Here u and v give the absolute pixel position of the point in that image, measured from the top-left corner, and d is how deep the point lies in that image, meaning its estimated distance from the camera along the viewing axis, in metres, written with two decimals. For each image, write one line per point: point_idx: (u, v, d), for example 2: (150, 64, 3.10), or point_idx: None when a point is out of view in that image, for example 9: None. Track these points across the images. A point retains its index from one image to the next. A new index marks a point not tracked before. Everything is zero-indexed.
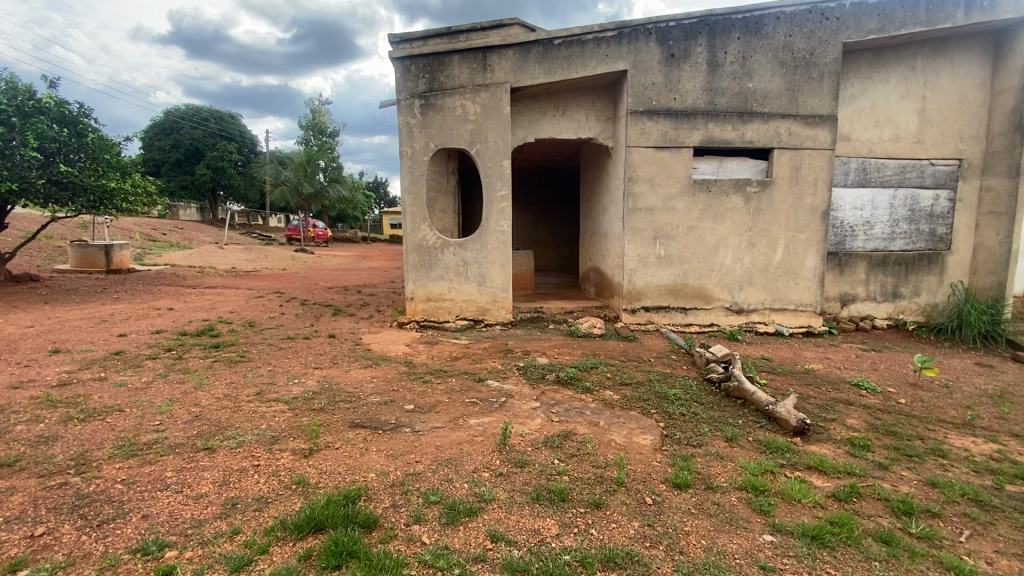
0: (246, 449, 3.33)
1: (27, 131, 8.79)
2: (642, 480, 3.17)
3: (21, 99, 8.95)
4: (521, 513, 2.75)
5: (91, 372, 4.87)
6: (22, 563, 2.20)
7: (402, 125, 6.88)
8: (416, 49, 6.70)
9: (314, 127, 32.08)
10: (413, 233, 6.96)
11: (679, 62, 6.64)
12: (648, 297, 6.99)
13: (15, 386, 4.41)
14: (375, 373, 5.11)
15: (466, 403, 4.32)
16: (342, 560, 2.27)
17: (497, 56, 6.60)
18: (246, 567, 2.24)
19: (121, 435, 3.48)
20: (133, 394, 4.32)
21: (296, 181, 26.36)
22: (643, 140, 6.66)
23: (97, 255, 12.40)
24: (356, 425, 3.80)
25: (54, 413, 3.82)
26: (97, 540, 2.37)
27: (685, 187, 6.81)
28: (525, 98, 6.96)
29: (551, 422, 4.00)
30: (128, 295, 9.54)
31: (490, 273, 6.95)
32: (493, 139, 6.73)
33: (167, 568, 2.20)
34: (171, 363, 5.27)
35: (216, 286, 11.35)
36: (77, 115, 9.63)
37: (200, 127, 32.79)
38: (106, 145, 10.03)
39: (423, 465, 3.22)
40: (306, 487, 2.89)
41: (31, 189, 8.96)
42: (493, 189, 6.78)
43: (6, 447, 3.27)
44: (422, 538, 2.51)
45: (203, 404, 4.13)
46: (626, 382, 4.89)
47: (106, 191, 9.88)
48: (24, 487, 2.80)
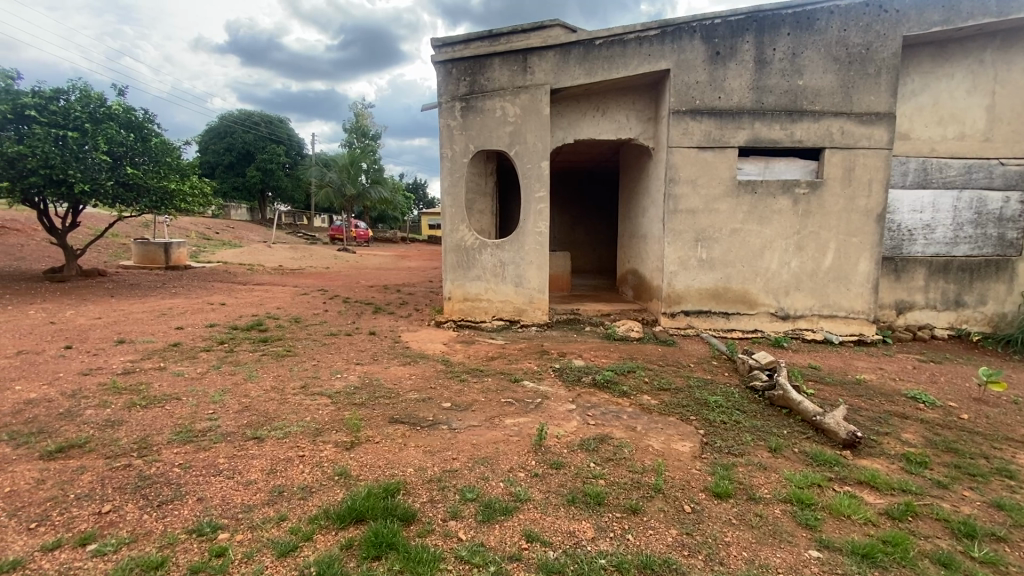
0: (292, 440, 3.46)
1: (98, 135, 9.44)
2: (681, 487, 3.10)
3: (94, 106, 9.64)
4: (556, 515, 2.75)
5: (151, 362, 5.18)
6: (91, 537, 2.36)
7: (443, 128, 7.02)
8: (458, 53, 6.82)
9: (357, 130, 32.95)
10: (452, 234, 7.07)
11: (725, 60, 6.46)
12: (688, 301, 6.83)
13: (85, 373, 4.74)
14: (412, 370, 5.21)
15: (502, 403, 4.34)
16: (382, 551, 2.33)
17: (538, 57, 6.62)
18: (291, 552, 2.32)
19: (179, 422, 3.69)
20: (188, 384, 4.56)
21: (339, 183, 27.26)
22: (686, 140, 6.51)
23: (157, 252, 13.16)
24: (395, 421, 3.89)
25: (119, 399, 4.09)
26: (157, 520, 2.52)
27: (729, 188, 6.61)
28: (565, 99, 6.93)
29: (587, 424, 3.97)
30: (184, 291, 10.09)
31: (527, 273, 6.94)
32: (533, 140, 6.73)
33: (219, 549, 2.30)
34: (224, 355, 5.55)
35: (264, 283, 11.85)
36: (142, 121, 10.36)
37: (252, 131, 34.32)
38: (167, 149, 10.72)
39: (459, 462, 3.26)
40: (348, 478, 2.98)
41: (101, 190, 9.52)
42: (532, 190, 6.78)
43: (78, 429, 3.52)
44: (458, 534, 2.54)
45: (252, 395, 4.32)
46: (664, 388, 4.79)
47: (167, 193, 10.52)
48: (93, 467, 3.01)
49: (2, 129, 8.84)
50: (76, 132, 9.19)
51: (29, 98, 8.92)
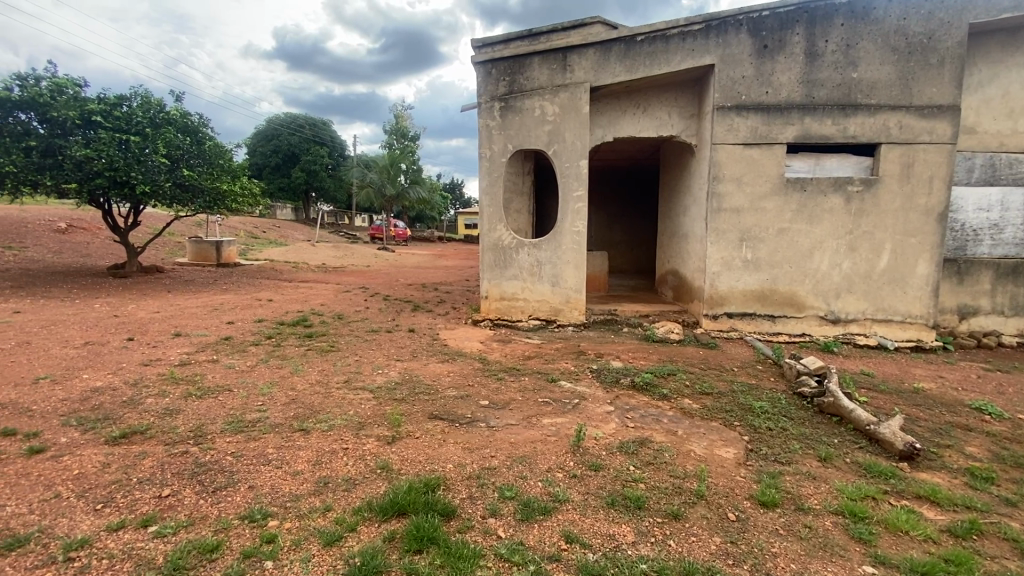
0: (336, 433, 3.56)
1: (157, 139, 10.02)
2: (724, 494, 3.01)
3: (154, 111, 10.28)
4: (595, 517, 2.72)
5: (205, 355, 5.44)
6: (152, 519, 2.50)
7: (482, 128, 7.07)
8: (498, 53, 6.86)
9: (397, 131, 33.60)
10: (490, 233, 7.11)
11: (773, 53, 6.23)
12: (731, 303, 6.63)
13: (146, 364, 5.03)
14: (451, 367, 5.27)
15: (539, 402, 4.33)
16: (423, 545, 2.36)
17: (578, 55, 6.57)
18: (337, 542, 2.39)
19: (231, 412, 3.86)
20: (239, 376, 4.77)
21: (380, 183, 27.93)
22: (730, 137, 6.31)
23: (209, 250, 13.83)
24: (434, 417, 3.94)
25: (177, 389, 4.33)
26: (212, 505, 2.64)
27: (777, 186, 6.37)
28: (605, 97, 6.85)
29: (626, 427, 3.91)
30: (234, 287, 10.55)
31: (564, 273, 6.89)
32: (571, 138, 6.67)
33: (270, 535, 2.39)
34: (272, 349, 5.78)
35: (308, 280, 12.27)
36: (197, 125, 10.98)
37: (298, 134, 35.57)
38: (220, 152, 11.27)
39: (498, 460, 3.27)
40: (390, 472, 3.04)
41: (160, 191, 10.04)
42: (570, 189, 6.72)
43: (140, 416, 3.74)
44: (498, 532, 2.54)
45: (299, 388, 4.47)
46: (706, 392, 4.66)
47: (220, 193, 11.03)
48: (154, 453, 3.18)
49: (72, 134, 9.44)
50: (138, 136, 9.77)
51: (96, 105, 9.51)
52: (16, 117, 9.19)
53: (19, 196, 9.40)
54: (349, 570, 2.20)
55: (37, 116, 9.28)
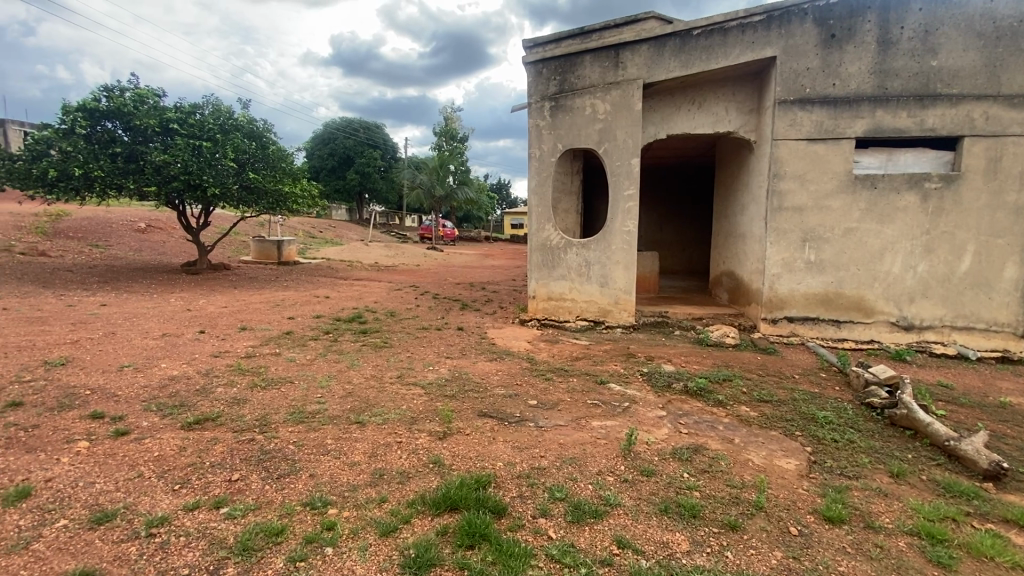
0: (390, 426, 3.66)
1: (227, 145, 10.68)
2: (785, 507, 2.86)
3: (224, 118, 10.98)
4: (648, 523, 2.65)
5: (268, 348, 5.74)
6: (223, 501, 2.66)
7: (532, 128, 7.08)
8: (549, 52, 6.85)
9: (446, 133, 34.19)
10: (539, 233, 7.11)
11: (841, 43, 5.89)
12: (792, 306, 6.31)
13: (216, 355, 5.37)
14: (499, 366, 5.31)
15: (588, 404, 4.28)
16: (475, 541, 2.39)
17: (631, 52, 6.45)
18: (392, 533, 2.45)
19: (292, 403, 4.06)
20: (300, 369, 5.01)
21: (429, 184, 28.58)
22: (793, 132, 6.00)
23: (271, 249, 14.57)
24: (484, 415, 3.98)
25: (244, 379, 4.59)
26: (276, 491, 2.78)
27: (844, 183, 6.00)
28: (658, 93, 6.69)
29: (679, 433, 3.80)
30: (294, 284, 11.06)
31: (613, 273, 6.77)
32: (623, 136, 6.55)
33: (330, 523, 2.49)
34: (329, 344, 6.02)
35: (362, 279, 12.69)
36: (262, 130, 11.61)
37: (353, 137, 36.94)
38: (283, 156, 11.86)
39: (547, 460, 3.27)
40: (441, 467, 3.10)
41: (228, 193, 10.67)
42: (621, 188, 6.60)
43: (212, 404, 3.99)
44: (548, 532, 2.53)
45: (355, 382, 4.64)
46: (764, 400, 4.45)
47: (282, 194, 11.61)
48: (224, 439, 3.38)
49: (151, 140, 10.19)
50: (210, 141, 10.44)
51: (173, 113, 10.25)
52: (103, 126, 10.01)
53: (106, 199, 10.22)
54: (404, 561, 2.25)
55: (121, 125, 10.08)
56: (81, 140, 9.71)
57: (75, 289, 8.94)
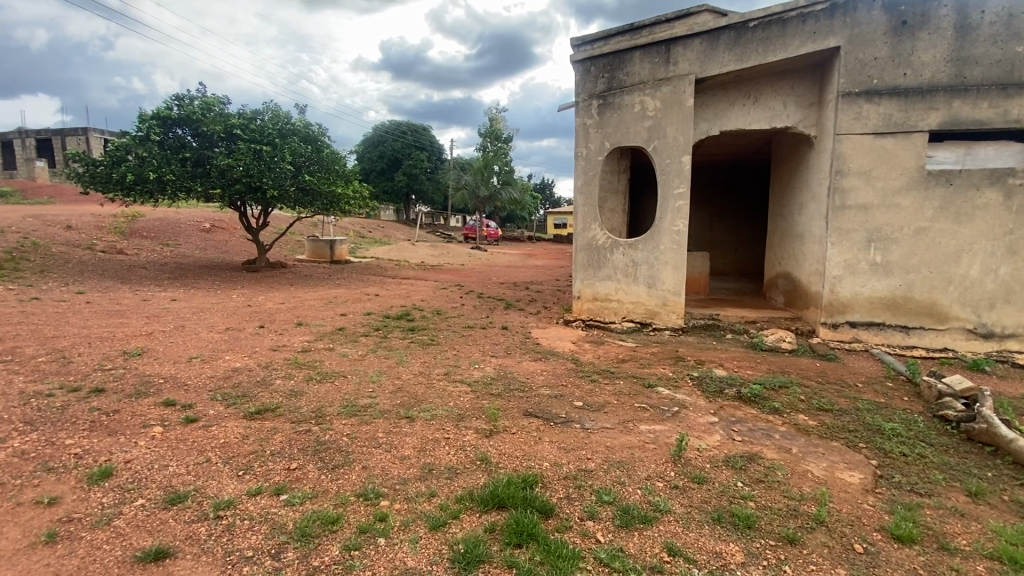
0: (438, 422, 3.72)
1: (285, 149, 11.19)
2: (849, 523, 2.71)
3: (283, 123, 11.53)
4: (700, 532, 2.57)
5: (323, 343, 5.98)
6: (283, 489, 2.79)
7: (579, 126, 7.02)
8: (597, 50, 6.78)
9: (491, 134, 34.45)
10: (584, 233, 7.05)
11: (913, 30, 5.51)
12: (855, 311, 5.96)
13: (275, 349, 5.64)
14: (544, 366, 5.30)
15: (636, 407, 4.20)
16: (523, 540, 2.39)
17: (682, 47, 6.29)
18: (441, 527, 2.49)
19: (346, 397, 4.21)
20: (352, 364, 5.18)
21: (474, 185, 28.90)
22: (858, 126, 5.67)
23: (324, 248, 15.15)
24: (530, 414, 3.99)
25: (301, 373, 4.81)
26: (331, 481, 2.88)
27: (915, 180, 5.61)
28: (711, 88, 6.48)
29: (732, 440, 3.67)
30: (345, 282, 11.46)
31: (661, 274, 6.61)
32: (673, 134, 6.39)
33: (382, 514, 2.56)
34: (379, 340, 6.20)
35: (409, 278, 12.99)
36: (317, 134, 12.10)
37: (401, 139, 37.90)
38: (336, 159, 12.32)
39: (595, 463, 3.23)
40: (489, 464, 3.13)
41: (286, 194, 11.18)
42: (670, 186, 6.44)
43: (272, 395, 4.20)
44: (597, 535, 2.50)
45: (404, 378, 4.76)
46: (824, 408, 4.23)
47: (335, 196, 12.06)
48: (283, 430, 3.55)
49: (217, 145, 10.82)
50: (269, 145, 10.98)
51: (237, 119, 10.88)
52: (175, 132, 10.73)
53: (176, 201, 10.93)
54: (453, 556, 2.28)
55: (191, 131, 10.77)
56: (155, 146, 10.43)
57: (149, 284, 9.61)
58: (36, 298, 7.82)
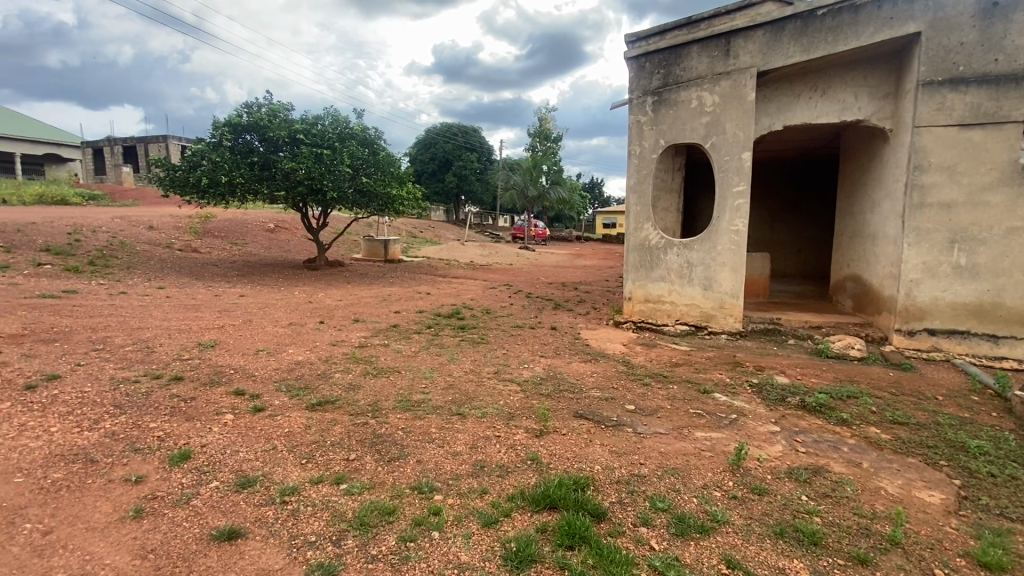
0: (489, 420, 3.76)
1: (344, 152, 11.66)
2: (929, 546, 2.50)
3: (342, 127, 12.01)
4: (761, 546, 2.46)
5: (377, 339, 6.18)
6: (342, 478, 2.90)
7: (633, 124, 6.89)
8: (653, 46, 6.63)
9: (540, 134, 34.41)
10: (637, 233, 6.91)
11: (1006, 11, 5.04)
12: (934, 317, 5.51)
13: (334, 344, 5.88)
14: (594, 368, 5.24)
15: (690, 413, 4.07)
16: (575, 542, 2.37)
17: (743, 39, 6.03)
18: (493, 524, 2.52)
19: (400, 392, 4.33)
20: (406, 360, 5.33)
21: (523, 185, 28.95)
22: (942, 118, 5.24)
23: (379, 247, 15.66)
24: (580, 416, 3.95)
25: (357, 367, 4.99)
26: (388, 473, 2.97)
27: (1007, 175, 5.13)
28: (774, 81, 6.18)
29: (795, 451, 3.48)
30: (398, 281, 11.79)
31: (718, 276, 6.37)
32: (732, 130, 6.14)
33: (436, 508, 2.61)
34: (431, 338, 6.34)
35: (460, 277, 13.21)
36: (374, 137, 12.52)
37: (452, 141, 38.57)
38: (391, 161, 12.71)
39: (647, 468, 3.16)
40: (539, 464, 3.13)
41: (345, 196, 11.65)
42: (729, 185, 6.20)
43: (332, 388, 4.39)
44: (651, 542, 2.45)
45: (455, 375, 4.84)
46: (899, 421, 3.94)
47: (390, 197, 12.44)
48: (342, 421, 3.69)
49: (282, 150, 11.42)
50: (329, 149, 11.47)
51: (300, 125, 11.44)
52: (244, 138, 11.42)
53: (245, 203, 11.63)
54: (505, 554, 2.30)
55: (258, 137, 11.42)
56: (227, 151, 11.13)
57: (220, 281, 10.28)
58: (124, 292, 8.54)
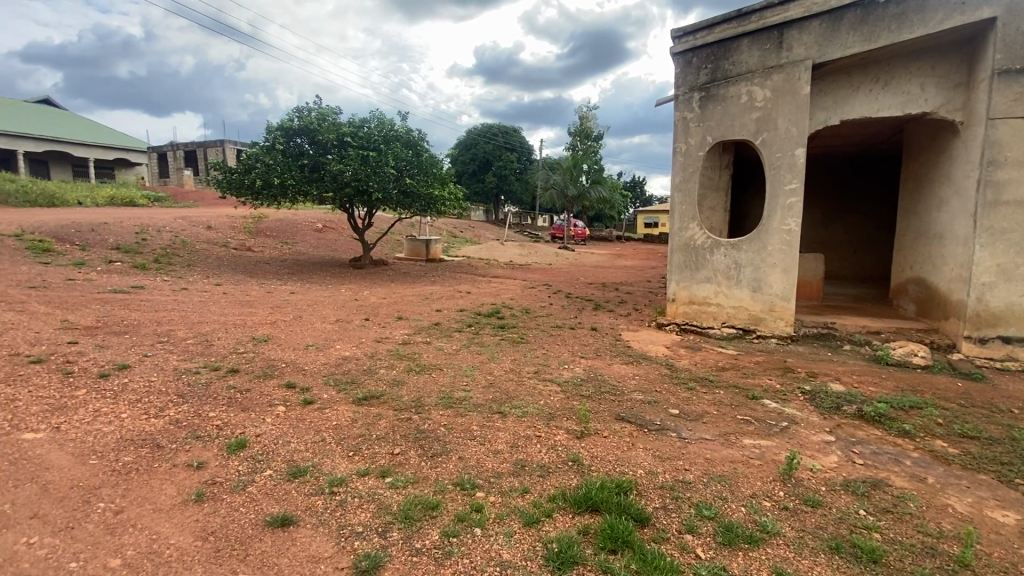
0: (529, 420, 3.76)
1: (389, 154, 11.95)
2: (1003, 571, 2.32)
3: (388, 129, 12.31)
4: (815, 560, 2.35)
5: (420, 337, 6.31)
6: (387, 472, 2.97)
7: (678, 121, 6.74)
8: (700, 40, 6.46)
9: (581, 133, 34.13)
10: (682, 233, 6.75)
11: None
12: (1010, 324, 5.11)
13: (379, 340, 6.04)
14: (636, 370, 5.15)
15: (738, 419, 3.94)
16: (618, 546, 2.34)
17: (798, 30, 5.79)
18: (535, 524, 2.52)
19: (442, 389, 4.39)
20: (447, 358, 5.40)
21: (562, 185, 28.78)
22: (1020, 108, 4.85)
23: (421, 247, 15.95)
24: (621, 418, 3.89)
25: (401, 364, 5.11)
26: (431, 469, 3.03)
27: None
28: (830, 74, 5.89)
29: (852, 463, 3.31)
30: (439, 280, 11.97)
31: (767, 277, 6.13)
32: (785, 125, 5.90)
33: (478, 505, 2.64)
34: (471, 336, 6.40)
35: (499, 276, 13.28)
36: (418, 139, 12.77)
37: (492, 141, 38.84)
38: (434, 162, 12.92)
39: (693, 474, 3.08)
40: (581, 466, 3.10)
41: (389, 197, 11.94)
42: (780, 183, 5.96)
43: (377, 383, 4.51)
44: (697, 551, 2.38)
45: (496, 374, 4.87)
46: (969, 435, 3.67)
47: (432, 197, 12.65)
48: (386, 416, 3.78)
49: (330, 152, 11.82)
50: (375, 151, 11.78)
51: (348, 128, 11.81)
52: (295, 141, 11.89)
53: (295, 204, 12.11)
54: (547, 554, 2.29)
55: (309, 140, 11.87)
56: (279, 154, 11.62)
57: (272, 279, 10.74)
58: (185, 288, 9.06)
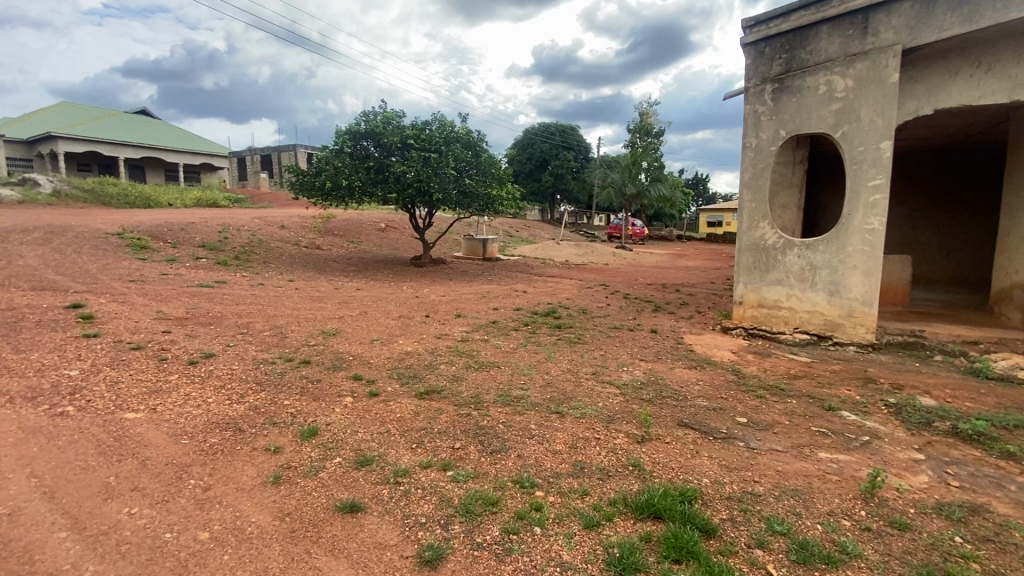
0: (588, 421, 3.73)
1: (450, 155, 12.21)
2: None
3: (449, 131, 12.58)
4: None
5: (478, 334, 6.41)
6: (449, 466, 3.04)
7: (748, 115, 6.42)
8: (774, 28, 6.13)
9: (641, 130, 33.33)
10: (750, 232, 6.43)
11: None
12: None
13: (438, 337, 6.20)
14: (699, 375, 4.97)
15: (813, 431, 3.70)
16: (682, 556, 2.27)
17: (885, 13, 5.36)
18: (595, 527, 2.49)
19: (500, 387, 4.44)
20: (505, 356, 5.45)
21: (620, 183, 28.21)
22: None
23: (478, 246, 16.19)
24: (684, 424, 3.77)
25: (460, 360, 5.21)
26: (491, 465, 3.06)
27: None
28: (923, 59, 5.40)
29: (946, 484, 3.02)
30: (496, 279, 12.08)
31: (846, 280, 5.72)
32: (869, 116, 5.47)
33: (538, 504, 2.64)
34: (528, 335, 6.42)
35: (556, 276, 13.23)
36: (477, 140, 12.96)
37: (549, 141, 38.75)
38: (493, 162, 13.07)
39: (763, 487, 2.93)
40: (642, 471, 3.03)
41: (449, 197, 12.22)
42: (863, 178, 5.53)
43: (437, 379, 4.62)
44: (768, 566, 2.27)
45: (554, 374, 4.86)
46: None
47: (491, 197, 12.80)
48: (447, 411, 3.87)
49: (394, 154, 12.25)
50: (436, 152, 12.08)
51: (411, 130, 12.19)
52: (362, 144, 12.43)
53: (361, 204, 12.65)
54: (608, 559, 2.26)
55: (374, 143, 12.37)
56: (347, 157, 12.18)
57: (338, 276, 11.28)
58: (262, 283, 9.71)
